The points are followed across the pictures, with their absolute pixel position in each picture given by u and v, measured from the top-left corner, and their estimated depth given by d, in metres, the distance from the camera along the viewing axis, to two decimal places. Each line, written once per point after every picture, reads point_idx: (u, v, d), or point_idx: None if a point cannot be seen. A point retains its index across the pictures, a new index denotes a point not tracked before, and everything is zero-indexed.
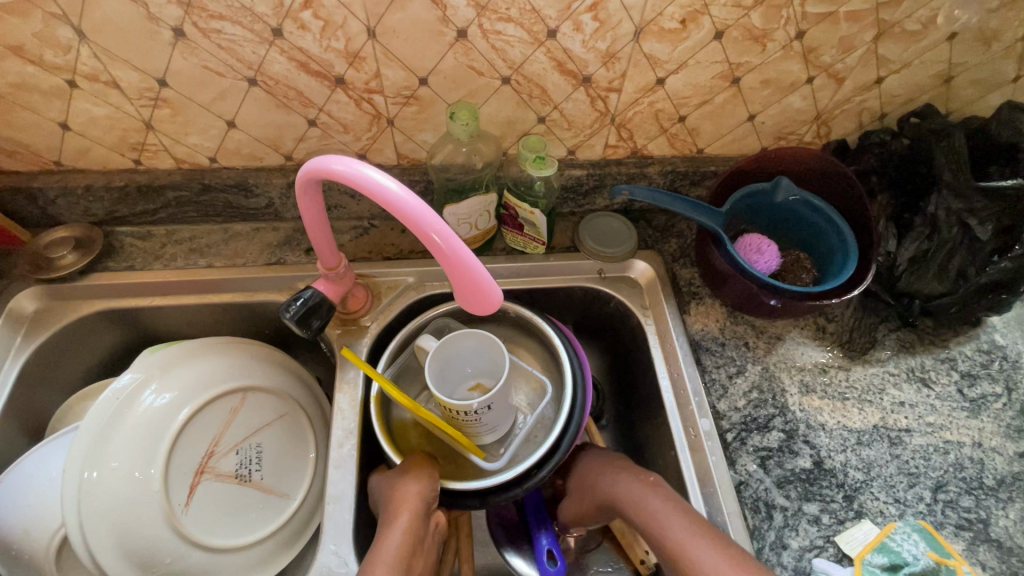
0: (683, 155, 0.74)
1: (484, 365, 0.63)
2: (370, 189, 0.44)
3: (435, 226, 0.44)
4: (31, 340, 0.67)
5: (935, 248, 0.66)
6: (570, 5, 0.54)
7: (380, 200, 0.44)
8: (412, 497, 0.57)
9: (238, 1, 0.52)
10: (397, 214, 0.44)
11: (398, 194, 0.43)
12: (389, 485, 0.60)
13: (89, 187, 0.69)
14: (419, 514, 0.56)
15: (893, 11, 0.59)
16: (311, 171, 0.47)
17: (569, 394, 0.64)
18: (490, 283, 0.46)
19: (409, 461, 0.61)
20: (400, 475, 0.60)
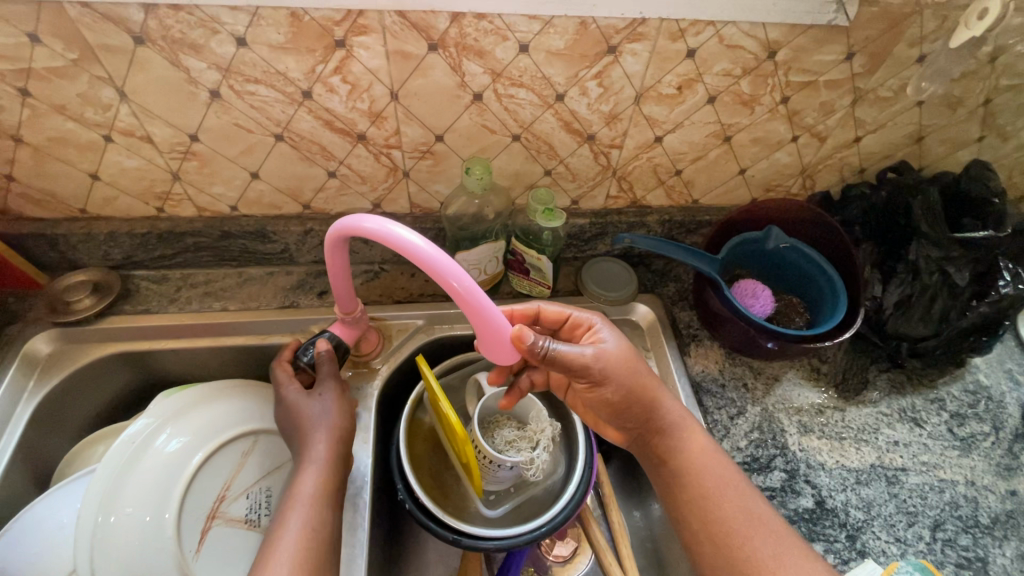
0: (680, 206, 0.79)
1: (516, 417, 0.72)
2: (398, 245, 0.47)
3: (457, 276, 0.47)
4: (45, 383, 0.68)
5: (918, 292, 0.70)
6: (577, 72, 0.59)
7: (405, 251, 0.47)
8: (332, 450, 0.58)
9: (273, 67, 0.56)
10: (423, 266, 0.47)
11: (422, 247, 0.46)
12: (306, 428, 0.59)
13: (111, 233, 0.71)
14: (333, 453, 0.58)
15: (867, 80, 0.65)
16: (342, 228, 0.51)
17: (570, 491, 0.68)
18: (509, 332, 0.51)
19: (330, 390, 0.62)
20: (326, 416, 0.60)
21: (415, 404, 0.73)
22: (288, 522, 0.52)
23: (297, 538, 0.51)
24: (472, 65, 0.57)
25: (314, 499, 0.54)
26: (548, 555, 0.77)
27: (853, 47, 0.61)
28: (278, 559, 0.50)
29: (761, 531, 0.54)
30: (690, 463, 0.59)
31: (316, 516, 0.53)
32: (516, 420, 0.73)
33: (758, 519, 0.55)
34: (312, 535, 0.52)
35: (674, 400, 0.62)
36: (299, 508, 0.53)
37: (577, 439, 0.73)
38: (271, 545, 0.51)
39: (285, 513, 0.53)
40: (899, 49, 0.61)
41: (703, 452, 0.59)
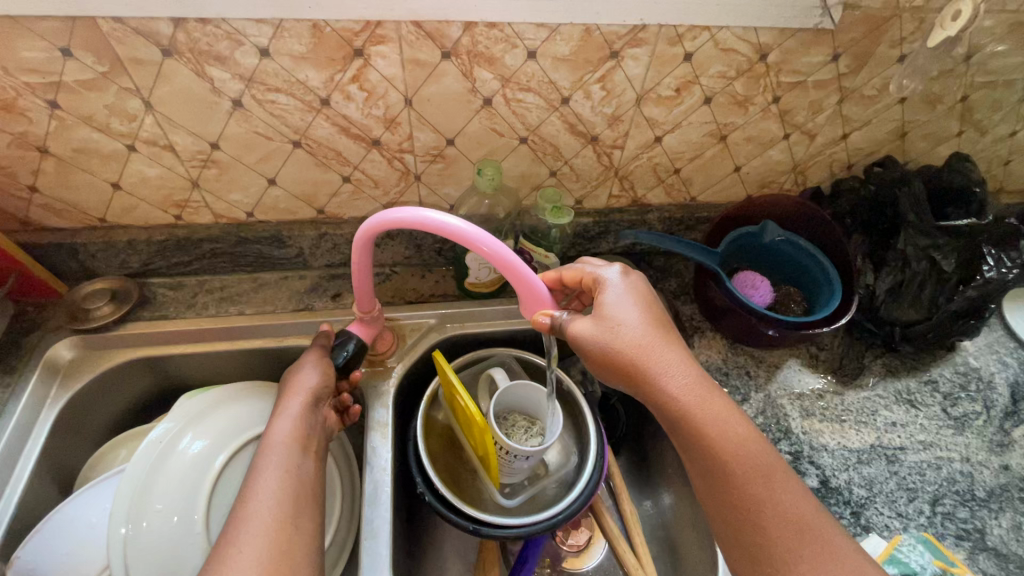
0: (678, 203, 0.82)
1: (531, 410, 0.75)
2: (432, 225, 0.53)
3: (487, 241, 0.53)
4: (67, 389, 0.69)
5: (908, 278, 0.74)
6: (581, 77, 0.63)
7: (436, 228, 0.52)
8: (305, 404, 0.61)
9: (294, 76, 0.58)
10: (455, 239, 0.53)
11: (450, 223, 0.52)
12: (287, 388, 0.63)
13: (130, 241, 0.73)
14: (307, 403, 0.61)
15: (852, 80, 0.68)
16: (372, 226, 0.55)
17: (584, 481, 0.70)
18: (545, 292, 0.57)
19: (323, 364, 0.66)
20: (307, 375, 0.64)
21: (430, 400, 0.75)
22: (264, 467, 0.54)
23: (274, 478, 0.53)
24: (482, 72, 0.61)
25: (287, 444, 0.56)
26: (564, 545, 0.79)
27: (838, 49, 0.65)
28: (258, 499, 0.51)
29: (804, 537, 0.47)
30: (723, 454, 0.51)
31: (291, 458, 0.55)
32: (528, 415, 0.75)
33: (798, 521, 0.48)
34: (289, 476, 0.54)
35: (672, 358, 0.55)
36: (277, 452, 0.55)
37: (588, 431, 0.75)
38: (248, 487, 0.52)
39: (259, 459, 0.55)
40: (881, 49, 0.65)
41: (730, 436, 0.52)
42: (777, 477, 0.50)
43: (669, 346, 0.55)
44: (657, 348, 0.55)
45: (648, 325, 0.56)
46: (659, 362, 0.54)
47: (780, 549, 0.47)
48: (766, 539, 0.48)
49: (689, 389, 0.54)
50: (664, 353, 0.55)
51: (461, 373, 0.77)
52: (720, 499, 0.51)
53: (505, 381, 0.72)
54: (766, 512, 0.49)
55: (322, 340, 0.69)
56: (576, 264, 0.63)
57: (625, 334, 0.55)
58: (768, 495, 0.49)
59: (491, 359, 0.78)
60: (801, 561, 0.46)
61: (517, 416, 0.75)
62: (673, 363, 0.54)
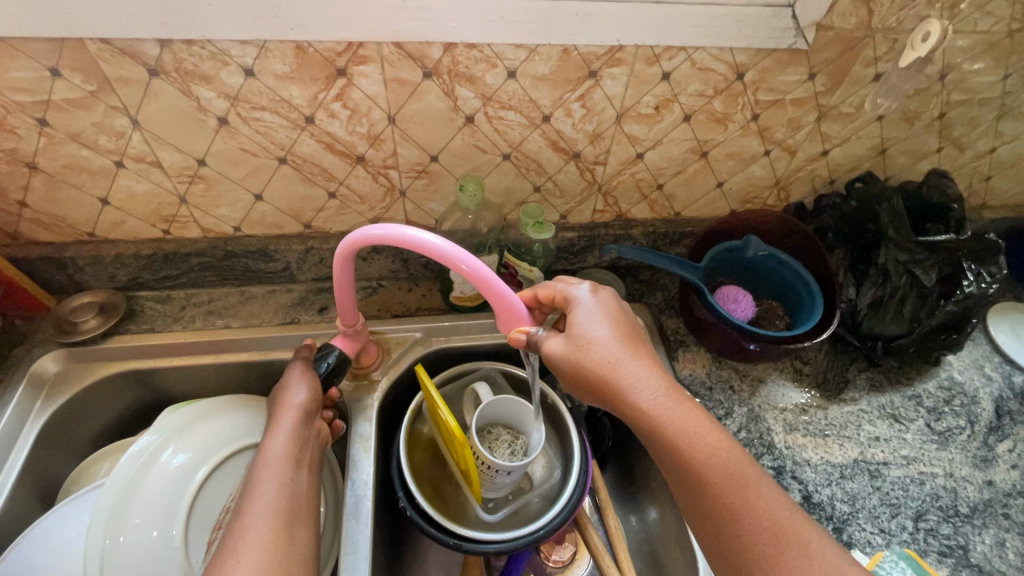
0: (663, 218, 0.84)
1: (515, 423, 0.75)
2: (412, 243, 0.53)
3: (466, 259, 0.54)
4: (52, 402, 0.70)
5: (889, 293, 0.74)
6: (562, 95, 0.64)
7: (413, 245, 0.53)
8: (298, 417, 0.61)
9: (279, 95, 0.60)
10: (434, 257, 0.54)
11: (427, 240, 0.53)
12: (279, 403, 0.63)
13: (119, 255, 0.74)
14: (300, 417, 0.62)
15: (829, 98, 0.69)
16: (354, 242, 0.56)
17: (566, 496, 0.70)
18: (522, 309, 0.58)
19: (311, 378, 0.66)
20: (298, 389, 0.64)
21: (414, 414, 0.75)
22: (260, 479, 0.54)
23: (269, 490, 0.53)
24: (464, 91, 0.62)
25: (283, 457, 0.57)
26: (548, 560, 0.79)
27: (814, 69, 0.66)
28: (254, 509, 0.51)
29: (782, 542, 0.47)
30: (695, 464, 0.51)
31: (286, 470, 0.56)
32: (512, 428, 0.75)
33: (775, 525, 0.47)
34: (285, 488, 0.54)
35: (641, 371, 0.55)
36: (271, 465, 0.56)
37: (572, 445, 0.75)
38: (244, 499, 0.52)
39: (255, 473, 0.55)
40: (857, 68, 0.66)
41: (701, 446, 0.52)
42: (752, 483, 0.50)
43: (637, 360, 0.56)
44: (626, 362, 0.55)
45: (617, 339, 0.57)
46: (626, 377, 0.55)
47: (758, 557, 0.47)
48: (744, 547, 0.47)
49: (661, 401, 0.54)
50: (632, 367, 0.55)
51: (446, 386, 0.78)
52: (699, 509, 0.51)
53: (488, 395, 0.73)
54: (742, 523, 0.48)
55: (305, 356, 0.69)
56: (552, 281, 0.64)
57: (594, 351, 0.56)
58: (743, 503, 0.49)
59: (477, 372, 0.78)
60: (780, 568, 0.45)
61: (501, 429, 0.75)
62: (641, 377, 0.55)
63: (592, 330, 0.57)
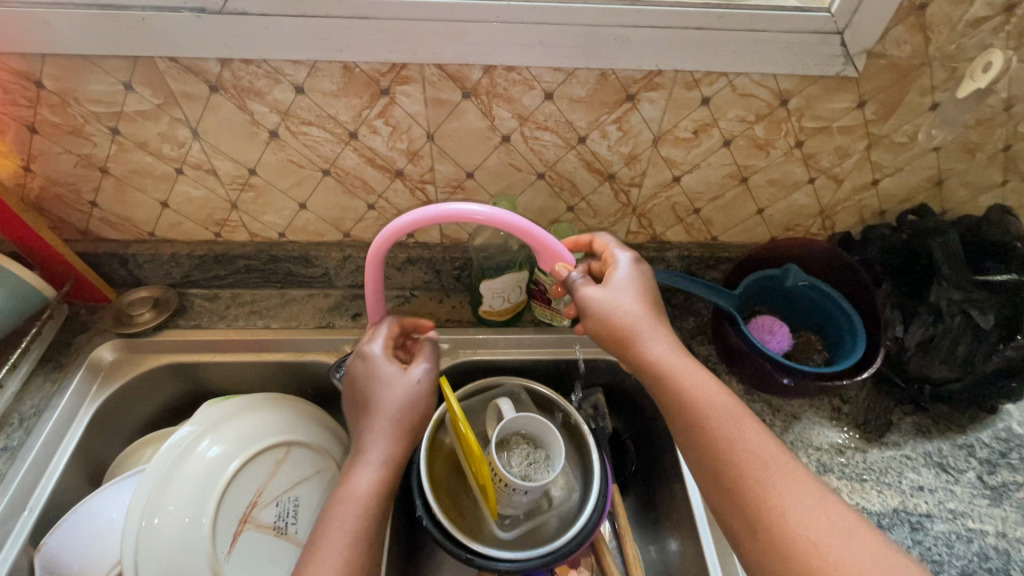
0: (699, 242, 0.82)
1: (536, 438, 0.75)
2: (426, 215, 0.57)
3: (476, 209, 0.57)
4: (105, 388, 0.75)
5: (940, 334, 0.69)
6: (598, 117, 0.64)
7: (426, 219, 0.56)
8: (392, 450, 0.60)
9: (325, 111, 0.63)
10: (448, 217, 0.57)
11: (437, 211, 0.57)
12: (376, 415, 0.62)
13: (174, 254, 0.79)
14: (393, 446, 0.61)
15: (880, 126, 0.67)
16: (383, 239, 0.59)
17: (581, 518, 0.69)
18: (555, 245, 0.61)
19: (416, 393, 0.64)
20: (395, 408, 0.62)
21: (436, 424, 0.77)
22: (340, 515, 0.56)
23: (343, 540, 0.55)
24: (501, 111, 0.63)
25: (369, 500, 0.57)
26: None
27: (864, 96, 0.63)
28: (328, 551, 0.54)
29: (774, 476, 0.50)
30: (697, 405, 0.54)
31: (364, 514, 0.56)
32: (533, 441, 0.75)
33: (767, 457, 0.51)
34: (364, 533, 0.56)
35: (659, 330, 0.58)
36: (353, 505, 0.57)
37: (592, 468, 0.75)
38: (320, 535, 0.55)
39: (336, 506, 0.57)
40: (911, 97, 0.63)
41: (703, 391, 0.55)
42: (750, 426, 0.54)
43: (656, 317, 0.59)
44: (648, 322, 0.58)
45: (643, 300, 0.59)
46: (646, 332, 0.58)
47: (750, 482, 0.50)
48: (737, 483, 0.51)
49: (673, 355, 0.57)
50: (654, 326, 0.58)
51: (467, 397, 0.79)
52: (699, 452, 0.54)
53: (508, 410, 0.73)
54: (733, 454, 0.52)
55: (427, 371, 0.65)
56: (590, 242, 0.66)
57: (620, 310, 0.58)
58: (737, 440, 0.52)
59: (503, 387, 0.80)
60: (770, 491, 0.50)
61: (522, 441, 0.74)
62: (659, 333, 0.58)
63: (623, 287, 0.59)
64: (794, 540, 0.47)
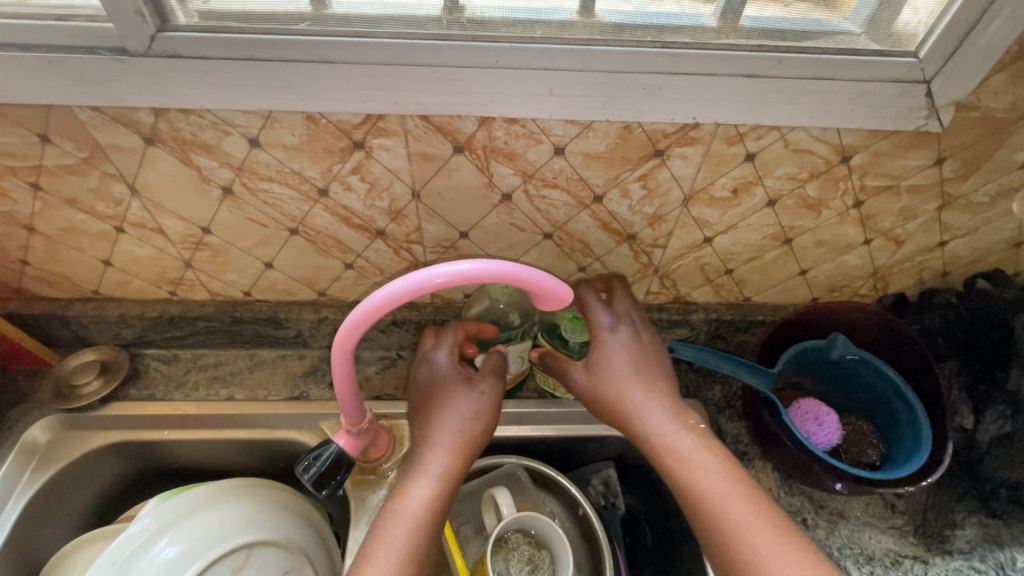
0: (729, 303, 0.71)
1: (539, 536, 0.64)
2: (379, 297, 0.44)
3: (429, 272, 0.44)
4: (41, 474, 0.65)
5: (1020, 431, 0.59)
6: (618, 175, 0.53)
7: (381, 304, 0.44)
8: (450, 458, 0.53)
9: (288, 167, 0.52)
10: (398, 295, 0.44)
11: (391, 288, 0.44)
12: (439, 416, 0.55)
13: (123, 315, 0.68)
14: (455, 453, 0.54)
15: (958, 185, 0.55)
16: (348, 330, 0.47)
17: None
18: (534, 276, 0.46)
19: (486, 402, 0.55)
20: (460, 418, 0.54)
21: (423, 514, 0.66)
22: (391, 531, 0.50)
23: (395, 559, 0.48)
24: (501, 167, 0.52)
25: (421, 519, 0.51)
26: None
27: (944, 153, 0.52)
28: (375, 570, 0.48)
29: (735, 504, 0.47)
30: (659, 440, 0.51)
31: (417, 531, 0.50)
32: (536, 537, 0.64)
33: (721, 492, 0.47)
34: (414, 557, 0.49)
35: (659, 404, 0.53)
36: (405, 521, 0.50)
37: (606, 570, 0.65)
38: (367, 552, 0.49)
39: (388, 520, 0.50)
40: (1001, 153, 0.52)
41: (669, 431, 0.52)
42: (745, 492, 0.47)
43: (650, 385, 0.54)
44: (626, 377, 0.54)
45: (623, 357, 0.55)
46: (631, 393, 0.54)
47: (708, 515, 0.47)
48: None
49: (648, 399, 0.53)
50: (633, 381, 0.54)
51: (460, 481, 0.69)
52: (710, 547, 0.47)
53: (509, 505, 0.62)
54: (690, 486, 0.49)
55: (495, 386, 0.56)
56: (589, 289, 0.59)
57: (602, 368, 0.55)
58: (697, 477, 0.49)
59: (503, 469, 0.69)
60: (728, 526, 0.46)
61: (524, 538, 0.64)
62: (639, 387, 0.54)
63: (604, 345, 0.56)
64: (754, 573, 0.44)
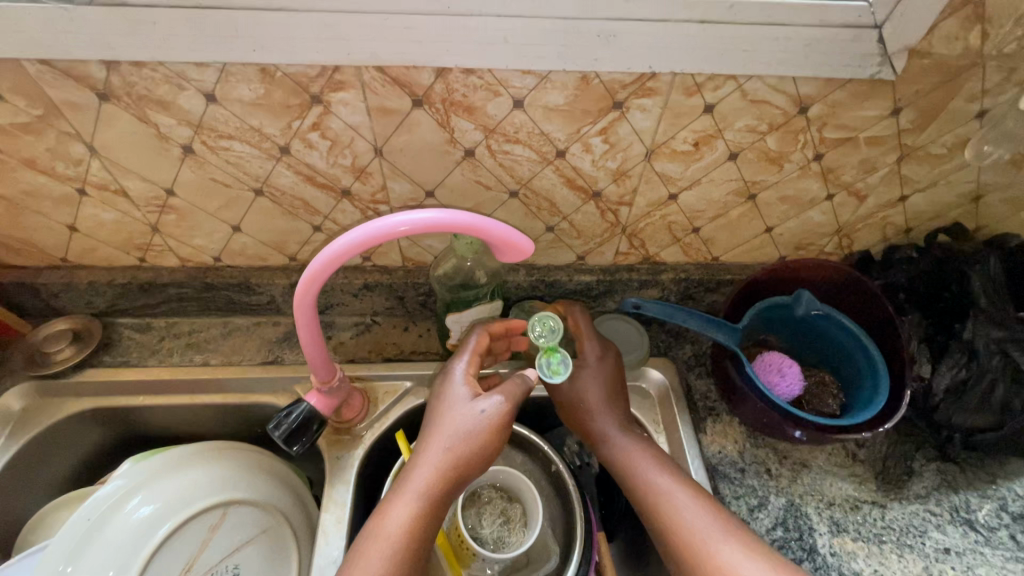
0: (698, 263, 0.72)
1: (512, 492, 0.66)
2: (342, 244, 0.45)
3: (394, 221, 0.45)
4: (16, 439, 0.65)
5: (974, 376, 0.61)
6: (580, 128, 0.53)
7: (340, 252, 0.45)
8: (436, 480, 0.54)
9: (247, 123, 0.51)
10: (362, 241, 0.45)
11: (346, 239, 0.45)
12: (434, 437, 0.56)
13: (92, 283, 0.68)
14: (442, 476, 0.54)
15: (916, 136, 0.56)
16: (311, 277, 0.47)
17: None
18: (493, 227, 0.46)
19: (484, 424, 0.56)
20: (453, 437, 0.55)
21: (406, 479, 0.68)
22: (369, 549, 0.51)
23: None
24: (461, 122, 0.52)
25: (399, 538, 0.51)
26: None
27: (900, 102, 0.52)
28: None
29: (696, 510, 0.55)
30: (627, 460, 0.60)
31: (394, 552, 0.51)
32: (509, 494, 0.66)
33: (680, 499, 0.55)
34: None
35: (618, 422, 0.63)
36: (384, 541, 0.51)
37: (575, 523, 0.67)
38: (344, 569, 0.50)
39: (367, 538, 0.52)
40: (956, 102, 0.53)
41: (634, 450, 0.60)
42: (702, 500, 0.55)
43: (619, 412, 0.64)
44: (600, 404, 0.64)
45: (600, 387, 0.64)
46: (603, 418, 0.63)
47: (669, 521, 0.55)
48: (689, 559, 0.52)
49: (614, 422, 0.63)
50: (605, 409, 0.63)
51: None
52: (670, 548, 0.54)
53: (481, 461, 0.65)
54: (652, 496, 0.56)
55: (495, 406, 0.56)
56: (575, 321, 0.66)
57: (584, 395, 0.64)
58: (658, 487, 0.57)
59: None
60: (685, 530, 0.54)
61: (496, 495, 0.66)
62: (610, 412, 0.63)
63: (584, 375, 0.65)
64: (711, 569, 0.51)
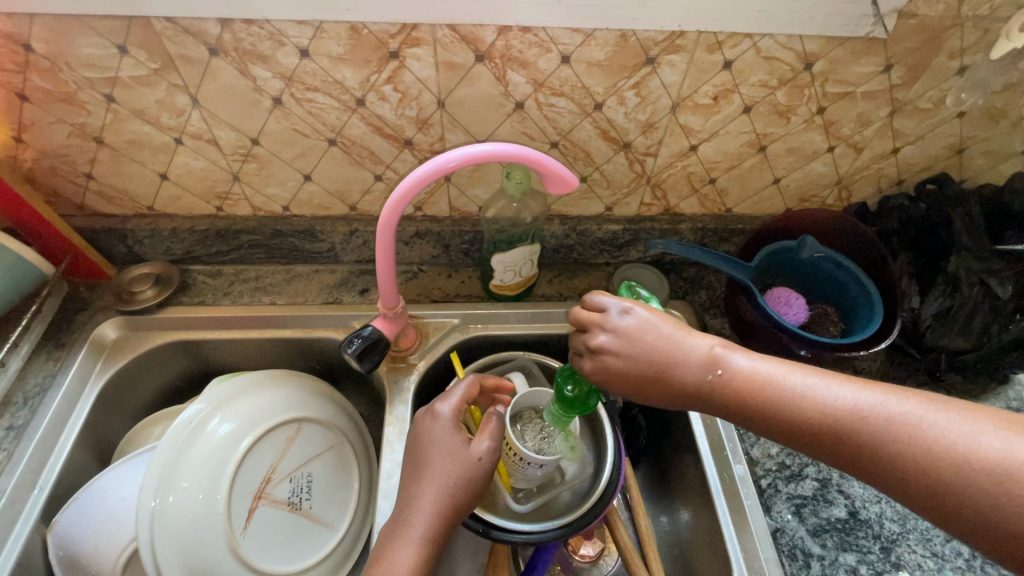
0: (713, 214, 0.80)
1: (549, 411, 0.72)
2: (417, 174, 0.53)
3: (450, 154, 0.53)
4: (110, 366, 0.73)
5: (958, 304, 0.69)
6: (616, 82, 0.62)
7: (413, 184, 0.53)
8: (437, 520, 0.57)
9: (332, 76, 0.60)
10: (432, 173, 0.53)
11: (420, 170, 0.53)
12: (431, 476, 0.59)
13: (174, 229, 0.76)
14: (443, 514, 0.57)
15: (905, 91, 0.65)
16: (394, 203, 0.55)
17: (600, 485, 0.70)
18: (540, 159, 0.54)
19: (477, 467, 0.60)
20: (449, 480, 0.59)
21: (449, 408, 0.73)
22: None
23: None
24: (515, 76, 0.61)
25: None
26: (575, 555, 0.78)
27: (891, 59, 0.61)
28: None
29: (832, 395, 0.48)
30: (713, 378, 0.53)
31: None
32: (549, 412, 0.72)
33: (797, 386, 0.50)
34: None
35: (702, 348, 0.54)
36: None
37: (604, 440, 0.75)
38: None
39: None
40: (939, 60, 0.62)
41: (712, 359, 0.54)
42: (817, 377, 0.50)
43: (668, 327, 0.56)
44: (653, 327, 0.56)
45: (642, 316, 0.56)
46: (665, 338, 0.55)
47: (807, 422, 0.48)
48: (853, 448, 0.47)
49: (673, 337, 0.55)
50: (659, 329, 0.56)
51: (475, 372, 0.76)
52: (840, 448, 0.47)
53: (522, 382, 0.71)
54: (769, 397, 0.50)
55: (489, 450, 0.61)
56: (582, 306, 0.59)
57: (640, 330, 0.56)
58: (763, 380, 0.51)
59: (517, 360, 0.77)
60: (836, 424, 0.47)
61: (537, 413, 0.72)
62: (667, 331, 0.56)
63: (622, 321, 0.56)
64: (892, 440, 0.45)
